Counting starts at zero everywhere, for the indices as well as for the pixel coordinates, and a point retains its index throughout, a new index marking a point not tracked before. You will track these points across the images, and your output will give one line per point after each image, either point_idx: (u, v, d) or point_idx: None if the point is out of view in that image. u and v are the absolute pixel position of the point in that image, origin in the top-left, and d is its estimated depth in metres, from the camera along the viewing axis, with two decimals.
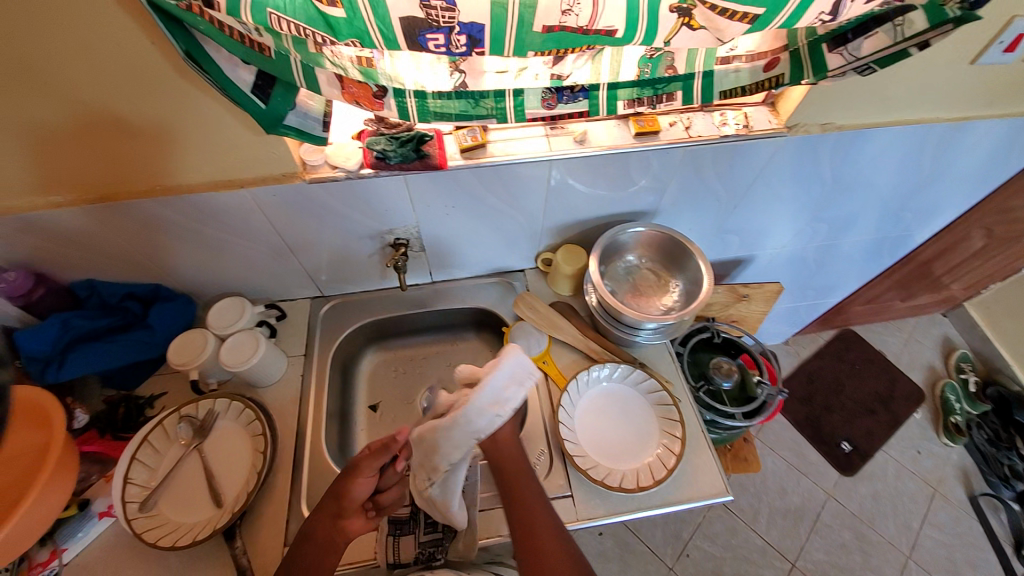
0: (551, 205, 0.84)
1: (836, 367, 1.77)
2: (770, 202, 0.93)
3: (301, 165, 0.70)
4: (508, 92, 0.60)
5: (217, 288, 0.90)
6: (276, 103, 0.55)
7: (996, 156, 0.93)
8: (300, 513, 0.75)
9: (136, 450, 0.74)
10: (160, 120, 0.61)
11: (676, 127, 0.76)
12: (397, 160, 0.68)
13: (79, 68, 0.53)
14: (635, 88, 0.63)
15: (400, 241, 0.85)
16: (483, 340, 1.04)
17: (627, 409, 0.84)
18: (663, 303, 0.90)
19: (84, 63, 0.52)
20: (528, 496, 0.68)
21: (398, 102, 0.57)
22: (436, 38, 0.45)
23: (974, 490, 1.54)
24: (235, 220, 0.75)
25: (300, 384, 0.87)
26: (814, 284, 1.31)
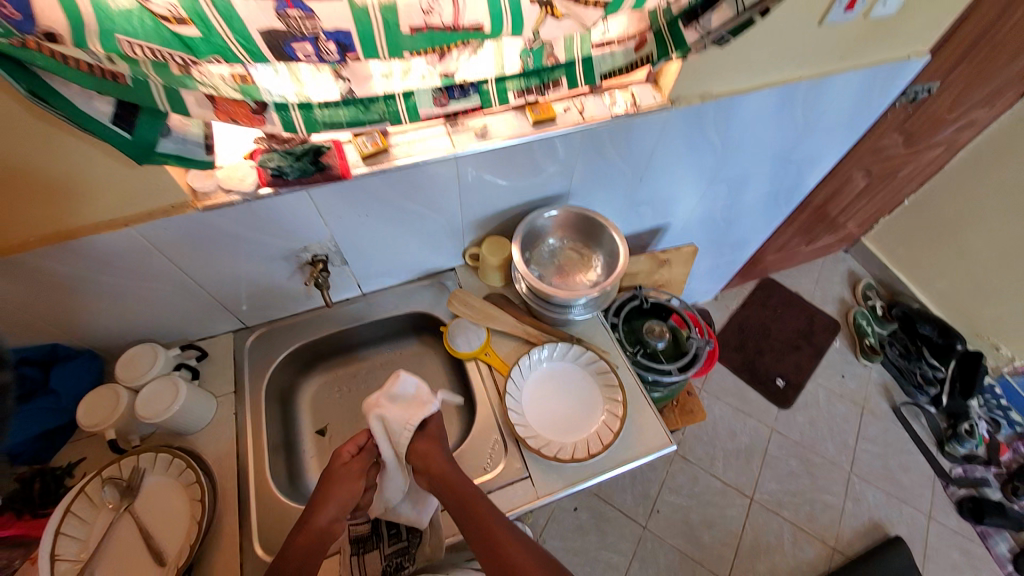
0: (467, 200, 0.85)
1: (762, 313, 1.92)
2: (672, 171, 0.99)
3: (192, 194, 0.67)
4: (398, 95, 0.60)
5: (126, 337, 0.84)
6: (144, 132, 0.52)
7: (857, 104, 1.04)
8: (254, 552, 0.72)
9: (60, 523, 0.67)
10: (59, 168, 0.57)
11: (570, 111, 0.80)
12: (294, 175, 0.67)
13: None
14: (522, 79, 0.66)
15: (318, 258, 0.83)
16: (425, 344, 1.04)
17: (570, 385, 0.88)
18: (587, 279, 0.93)
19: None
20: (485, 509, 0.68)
21: (281, 115, 0.56)
22: (303, 47, 0.45)
23: (896, 401, 1.74)
24: (130, 262, 0.70)
25: (234, 424, 0.83)
26: (728, 240, 1.42)
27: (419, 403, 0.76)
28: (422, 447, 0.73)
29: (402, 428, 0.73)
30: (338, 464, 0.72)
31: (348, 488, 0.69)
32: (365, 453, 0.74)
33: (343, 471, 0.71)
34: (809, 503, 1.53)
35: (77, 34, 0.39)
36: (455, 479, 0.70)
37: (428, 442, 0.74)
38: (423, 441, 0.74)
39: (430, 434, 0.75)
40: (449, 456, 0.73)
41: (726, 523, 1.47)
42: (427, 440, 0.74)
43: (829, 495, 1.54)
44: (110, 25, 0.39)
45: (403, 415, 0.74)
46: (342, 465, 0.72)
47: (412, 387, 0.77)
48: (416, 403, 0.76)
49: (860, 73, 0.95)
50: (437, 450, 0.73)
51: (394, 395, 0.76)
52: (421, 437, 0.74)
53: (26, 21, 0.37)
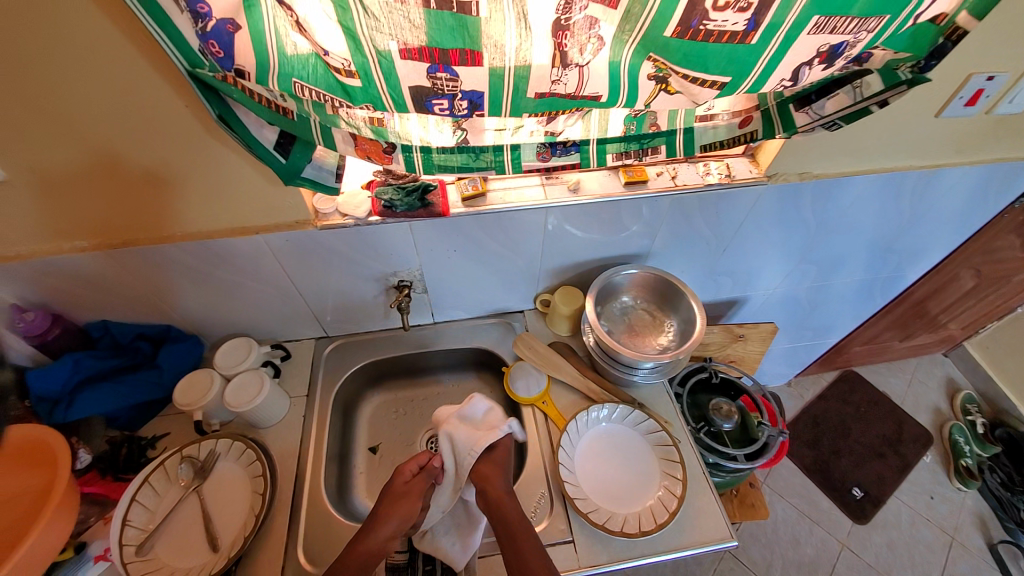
0: (548, 248, 0.88)
1: (841, 409, 1.75)
2: (758, 245, 0.97)
3: (313, 214, 0.75)
4: (506, 147, 0.66)
5: (225, 329, 0.93)
6: (295, 157, 0.60)
7: (973, 199, 0.97)
8: (296, 559, 0.74)
9: (137, 491, 0.74)
10: (163, 165, 0.64)
11: (663, 176, 0.82)
12: (403, 208, 0.74)
13: (101, 109, 0.56)
14: (622, 143, 0.69)
15: (404, 283, 0.88)
16: (483, 381, 1.05)
17: (627, 452, 0.84)
18: (658, 342, 0.91)
19: (127, 110, 0.57)
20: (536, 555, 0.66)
21: (405, 155, 0.62)
22: (440, 103, 0.51)
23: (994, 538, 1.48)
24: (247, 263, 0.79)
25: (301, 425, 0.88)
26: (810, 324, 1.33)
27: (486, 428, 0.78)
28: (484, 470, 0.75)
29: (466, 453, 0.75)
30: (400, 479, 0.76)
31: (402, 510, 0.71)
32: (428, 468, 0.77)
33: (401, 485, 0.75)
34: None
35: (262, 73, 0.46)
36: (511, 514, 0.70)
37: (490, 469, 0.75)
38: (485, 465, 0.76)
39: (493, 460, 0.76)
40: (508, 488, 0.74)
41: None
42: (489, 464, 0.76)
43: None
44: (290, 70, 0.47)
45: (469, 437, 0.76)
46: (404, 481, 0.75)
47: (482, 412, 0.82)
48: (483, 428, 0.79)
49: (980, 168, 0.89)
50: (497, 476, 0.74)
51: (465, 416, 0.80)
52: (483, 460, 0.76)
53: (228, 60, 0.46)
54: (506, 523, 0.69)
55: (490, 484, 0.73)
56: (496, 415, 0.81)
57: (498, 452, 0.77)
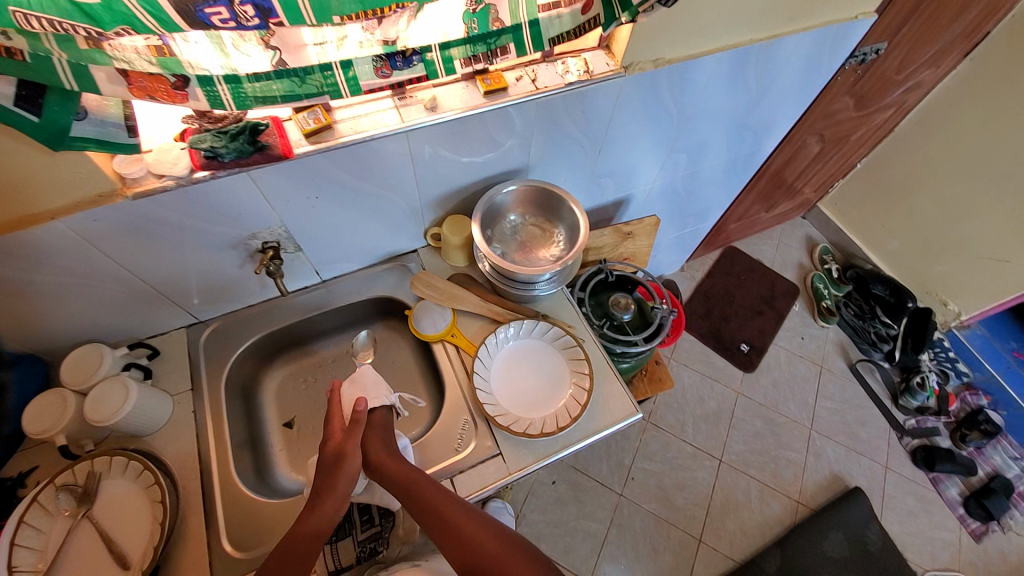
0: (421, 178, 0.82)
1: (727, 281, 1.97)
2: (630, 141, 0.99)
3: (120, 181, 0.62)
4: (334, 65, 0.57)
5: (65, 340, 0.78)
6: (53, 113, 0.48)
7: (807, 68, 1.05)
8: (223, 549, 0.71)
9: (14, 534, 0.64)
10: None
11: (523, 81, 0.78)
12: (231, 156, 0.62)
13: None
14: (467, 46, 0.62)
15: (269, 245, 0.79)
16: (391, 328, 1.02)
17: (539, 360, 0.88)
18: (551, 254, 0.93)
19: None
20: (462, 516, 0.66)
21: (207, 91, 0.52)
22: (217, 12, 0.41)
23: (853, 359, 1.83)
24: (60, 259, 0.65)
25: (193, 421, 0.80)
26: (690, 210, 1.44)
27: (369, 394, 0.76)
28: (366, 438, 0.72)
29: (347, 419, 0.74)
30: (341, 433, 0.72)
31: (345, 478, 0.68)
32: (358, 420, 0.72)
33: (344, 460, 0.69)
34: (774, 460, 1.61)
35: None
36: (422, 488, 0.68)
37: (371, 428, 0.73)
38: (367, 432, 0.73)
39: (375, 424, 0.74)
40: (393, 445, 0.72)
41: (697, 484, 1.54)
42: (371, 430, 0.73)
43: (792, 451, 1.63)
44: None
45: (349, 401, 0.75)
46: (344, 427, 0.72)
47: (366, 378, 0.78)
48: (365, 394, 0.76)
49: (810, 35, 0.95)
50: (377, 436, 0.73)
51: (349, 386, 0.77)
52: (363, 425, 0.73)
53: None
54: (422, 497, 0.67)
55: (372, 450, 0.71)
56: (381, 387, 0.78)
57: (378, 416, 0.75)
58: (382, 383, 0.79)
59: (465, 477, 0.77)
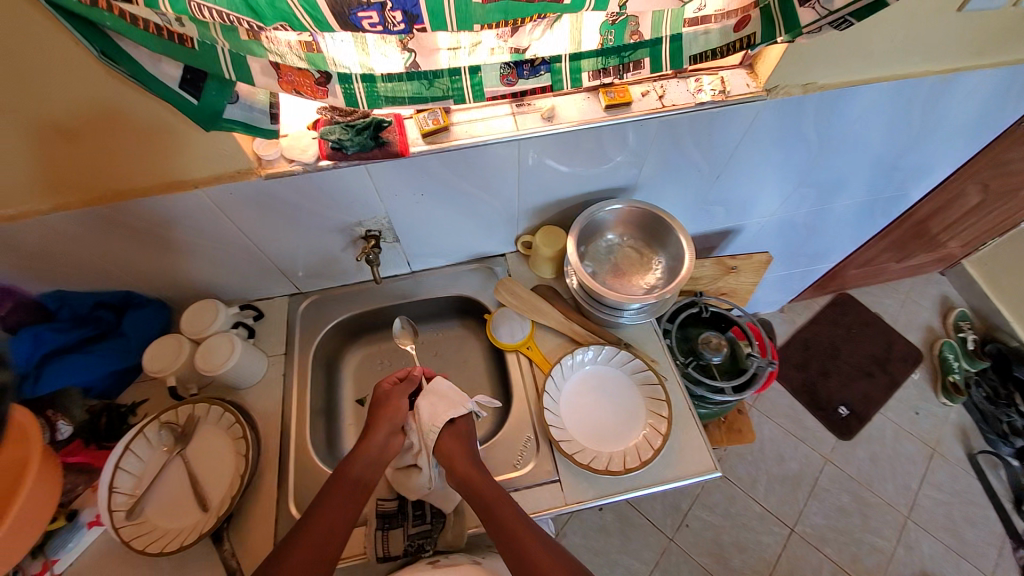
0: (524, 185, 0.80)
1: (832, 332, 1.75)
2: (754, 170, 0.90)
3: (257, 161, 0.67)
4: (463, 70, 0.56)
5: (191, 292, 0.88)
6: (210, 97, 0.52)
7: (990, 108, 0.88)
8: (288, 512, 0.75)
9: (121, 458, 0.72)
10: (98, 109, 0.55)
11: (649, 96, 0.72)
12: (354, 150, 0.65)
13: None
14: (599, 58, 0.59)
15: (371, 233, 0.82)
16: (468, 328, 1.02)
17: (614, 394, 0.83)
18: (644, 282, 0.87)
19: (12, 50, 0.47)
20: (515, 519, 0.66)
21: (344, 88, 0.53)
22: (369, 16, 0.42)
23: (976, 448, 1.55)
24: (197, 222, 0.73)
25: (282, 385, 0.86)
26: (805, 250, 1.29)
27: (449, 402, 0.77)
28: (448, 447, 0.74)
29: (430, 430, 0.74)
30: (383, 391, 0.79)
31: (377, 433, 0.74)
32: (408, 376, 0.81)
33: (380, 417, 0.75)
34: (858, 545, 1.41)
35: None
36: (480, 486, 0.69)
37: (451, 438, 0.75)
38: (448, 441, 0.74)
39: (457, 432, 0.75)
40: (474, 457, 0.73)
41: (759, 550, 1.39)
42: (452, 439, 0.75)
43: (882, 540, 1.41)
44: None
45: (430, 411, 0.75)
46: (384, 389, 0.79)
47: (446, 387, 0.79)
48: (448, 401, 0.77)
49: (998, 74, 0.79)
50: (461, 450, 0.73)
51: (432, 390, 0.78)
52: (448, 434, 0.75)
53: None
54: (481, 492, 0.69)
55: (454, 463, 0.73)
56: (455, 398, 0.77)
57: (461, 426, 0.76)
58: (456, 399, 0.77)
59: (518, 497, 0.75)
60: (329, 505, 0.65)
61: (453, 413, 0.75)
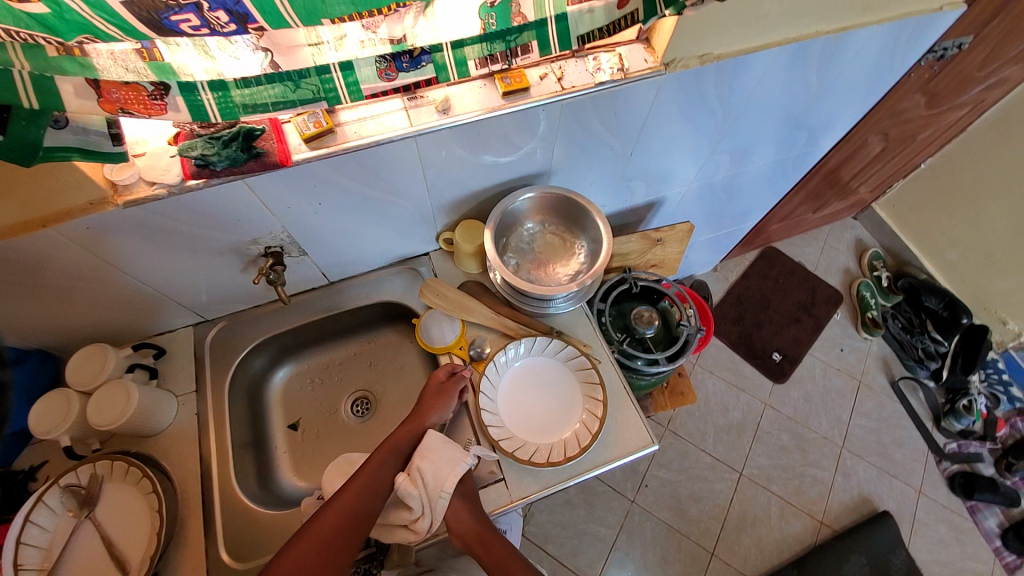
0: (432, 182, 0.76)
1: (763, 285, 1.85)
2: (667, 143, 0.89)
3: (112, 188, 0.58)
4: (332, 67, 0.50)
5: (74, 337, 0.78)
6: (18, 130, 0.42)
7: (877, 64, 0.92)
8: (220, 559, 0.70)
9: (21, 531, 0.64)
10: None
11: (548, 79, 0.69)
12: (224, 164, 0.57)
13: None
14: (483, 44, 0.55)
15: (272, 250, 0.76)
16: (401, 333, 0.98)
17: (551, 384, 0.82)
18: (569, 268, 0.86)
19: None
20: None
21: (189, 99, 0.46)
22: (186, 20, 0.37)
23: (894, 376, 1.70)
24: (58, 264, 0.63)
25: (197, 423, 0.79)
26: (728, 212, 1.33)
27: (451, 459, 0.70)
28: (455, 506, 0.69)
29: (438, 494, 0.68)
30: (429, 392, 0.78)
31: (407, 432, 0.74)
32: (457, 376, 0.79)
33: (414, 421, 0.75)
34: (798, 478, 1.53)
35: None
36: (490, 542, 0.70)
37: (456, 501, 0.69)
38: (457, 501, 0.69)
39: (465, 492, 0.70)
40: (478, 514, 0.70)
41: (713, 497, 1.48)
42: (460, 500, 0.70)
43: (819, 470, 1.54)
44: None
45: (435, 474, 0.69)
46: (435, 384, 0.78)
47: (440, 442, 0.72)
48: (451, 461, 0.70)
49: (885, 28, 0.82)
50: (467, 511, 0.69)
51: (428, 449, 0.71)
52: (457, 497, 0.70)
53: None
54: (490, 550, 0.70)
55: (455, 521, 0.69)
56: (456, 454, 0.71)
57: (468, 485, 0.71)
58: (456, 453, 0.71)
59: None
60: (321, 528, 0.63)
61: (458, 473, 0.69)
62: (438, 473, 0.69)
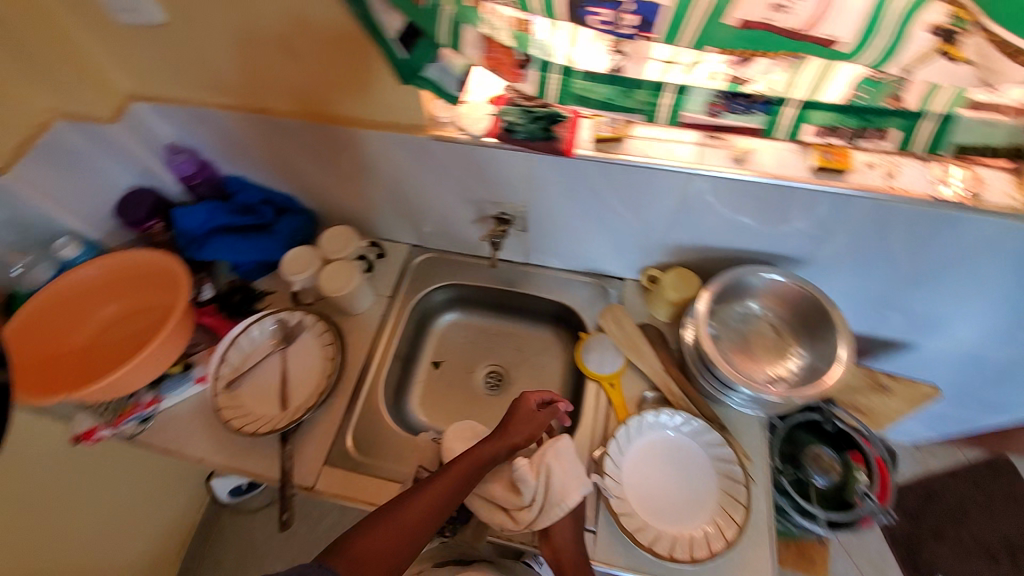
0: (677, 220, 0.73)
1: (976, 498, 1.41)
2: (969, 291, 0.72)
3: (429, 119, 0.69)
4: (668, 87, 0.51)
5: (333, 213, 0.96)
6: (417, 55, 0.53)
7: None
8: (344, 442, 0.80)
9: (235, 338, 0.83)
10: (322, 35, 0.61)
11: (873, 170, 0.61)
12: (522, 135, 0.64)
13: None
14: (834, 114, 0.52)
15: (505, 217, 0.81)
16: (559, 337, 0.99)
17: (688, 475, 0.72)
18: (773, 370, 0.74)
19: None
20: None
21: (541, 75, 0.52)
22: (599, 13, 0.38)
23: None
24: (361, 156, 0.77)
25: (377, 322, 0.91)
26: (986, 397, 1.03)
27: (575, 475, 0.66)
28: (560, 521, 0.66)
29: (555, 503, 0.65)
30: (520, 410, 0.69)
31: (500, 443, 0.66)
32: (553, 408, 0.71)
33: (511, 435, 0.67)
34: None
35: None
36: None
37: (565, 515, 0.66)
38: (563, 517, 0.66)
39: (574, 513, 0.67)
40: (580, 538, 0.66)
41: None
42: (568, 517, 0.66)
43: None
44: None
45: (560, 481, 0.66)
46: (526, 404, 0.70)
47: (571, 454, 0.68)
48: (577, 476, 0.66)
49: None
50: (570, 527, 0.66)
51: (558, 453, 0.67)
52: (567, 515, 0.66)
53: None
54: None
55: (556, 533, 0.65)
56: (579, 476, 0.67)
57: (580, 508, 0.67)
58: (579, 469, 0.68)
59: None
60: (414, 513, 0.57)
61: (579, 495, 0.66)
62: (554, 488, 0.65)
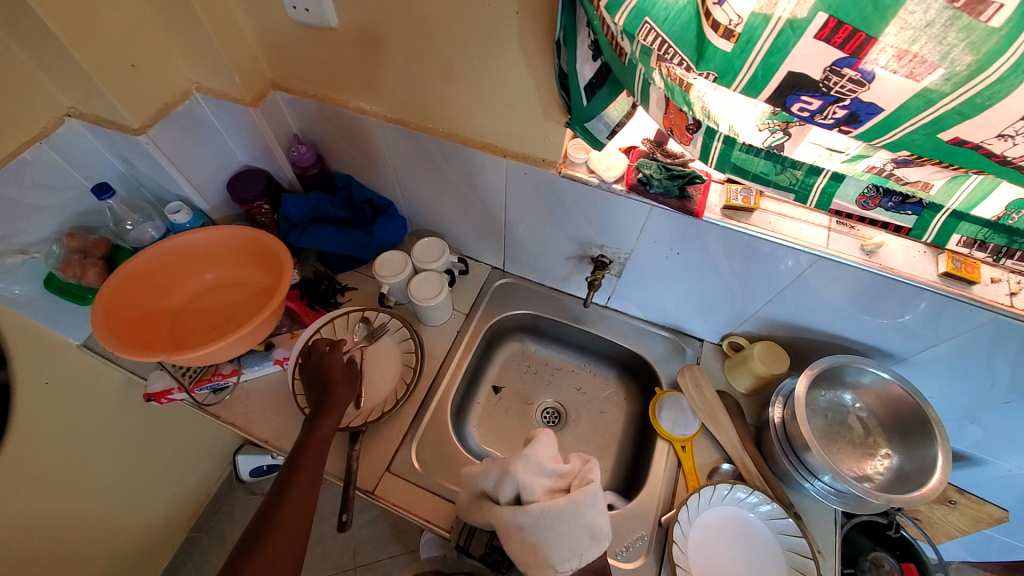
0: (782, 297, 0.74)
1: None
2: None
3: (563, 159, 0.71)
4: (824, 172, 0.53)
5: (427, 224, 0.99)
6: (595, 103, 0.56)
7: None
8: (408, 452, 0.80)
9: (322, 325, 0.87)
10: (483, 69, 0.64)
11: (999, 286, 0.60)
12: (656, 190, 0.66)
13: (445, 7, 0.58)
14: (983, 230, 0.52)
15: (604, 259, 0.83)
16: (623, 384, 0.98)
17: (754, 562, 0.70)
18: (860, 468, 0.73)
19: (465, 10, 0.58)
20: None
21: (706, 141, 0.53)
22: (808, 102, 0.40)
23: None
24: (477, 179, 0.81)
25: (452, 337, 0.92)
26: None
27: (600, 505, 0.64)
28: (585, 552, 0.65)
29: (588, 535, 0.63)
30: (337, 375, 0.77)
31: (333, 406, 0.73)
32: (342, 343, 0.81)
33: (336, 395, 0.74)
34: None
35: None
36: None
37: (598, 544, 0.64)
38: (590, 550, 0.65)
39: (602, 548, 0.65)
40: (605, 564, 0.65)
41: None
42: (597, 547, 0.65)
43: None
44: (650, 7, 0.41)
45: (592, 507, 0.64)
46: (327, 360, 0.78)
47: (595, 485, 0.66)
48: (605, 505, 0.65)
49: None
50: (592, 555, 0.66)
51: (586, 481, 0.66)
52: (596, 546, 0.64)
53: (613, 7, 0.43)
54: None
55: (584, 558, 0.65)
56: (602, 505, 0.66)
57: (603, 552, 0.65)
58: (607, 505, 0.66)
59: None
60: (290, 506, 0.62)
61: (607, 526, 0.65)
62: (590, 522, 0.62)
